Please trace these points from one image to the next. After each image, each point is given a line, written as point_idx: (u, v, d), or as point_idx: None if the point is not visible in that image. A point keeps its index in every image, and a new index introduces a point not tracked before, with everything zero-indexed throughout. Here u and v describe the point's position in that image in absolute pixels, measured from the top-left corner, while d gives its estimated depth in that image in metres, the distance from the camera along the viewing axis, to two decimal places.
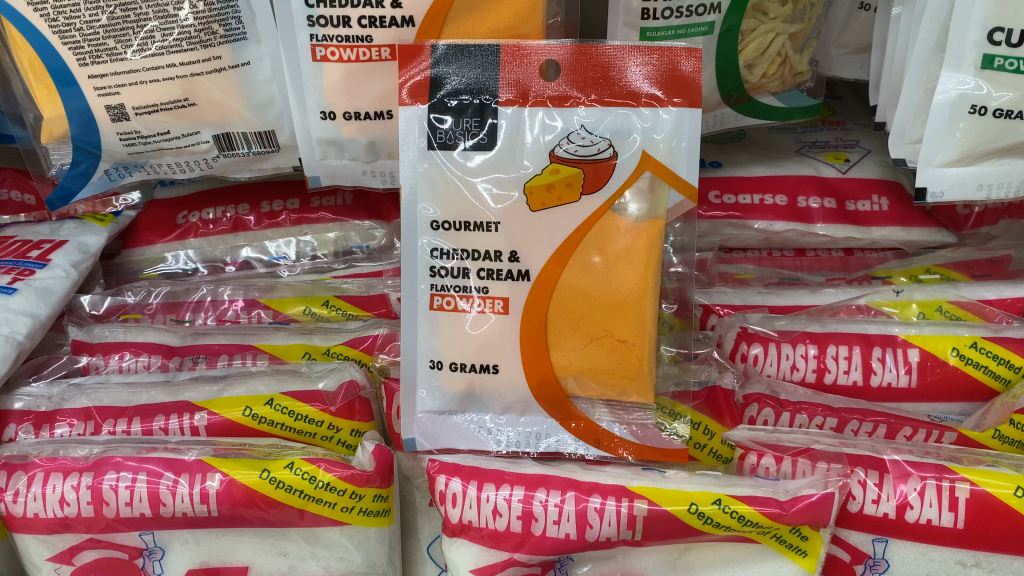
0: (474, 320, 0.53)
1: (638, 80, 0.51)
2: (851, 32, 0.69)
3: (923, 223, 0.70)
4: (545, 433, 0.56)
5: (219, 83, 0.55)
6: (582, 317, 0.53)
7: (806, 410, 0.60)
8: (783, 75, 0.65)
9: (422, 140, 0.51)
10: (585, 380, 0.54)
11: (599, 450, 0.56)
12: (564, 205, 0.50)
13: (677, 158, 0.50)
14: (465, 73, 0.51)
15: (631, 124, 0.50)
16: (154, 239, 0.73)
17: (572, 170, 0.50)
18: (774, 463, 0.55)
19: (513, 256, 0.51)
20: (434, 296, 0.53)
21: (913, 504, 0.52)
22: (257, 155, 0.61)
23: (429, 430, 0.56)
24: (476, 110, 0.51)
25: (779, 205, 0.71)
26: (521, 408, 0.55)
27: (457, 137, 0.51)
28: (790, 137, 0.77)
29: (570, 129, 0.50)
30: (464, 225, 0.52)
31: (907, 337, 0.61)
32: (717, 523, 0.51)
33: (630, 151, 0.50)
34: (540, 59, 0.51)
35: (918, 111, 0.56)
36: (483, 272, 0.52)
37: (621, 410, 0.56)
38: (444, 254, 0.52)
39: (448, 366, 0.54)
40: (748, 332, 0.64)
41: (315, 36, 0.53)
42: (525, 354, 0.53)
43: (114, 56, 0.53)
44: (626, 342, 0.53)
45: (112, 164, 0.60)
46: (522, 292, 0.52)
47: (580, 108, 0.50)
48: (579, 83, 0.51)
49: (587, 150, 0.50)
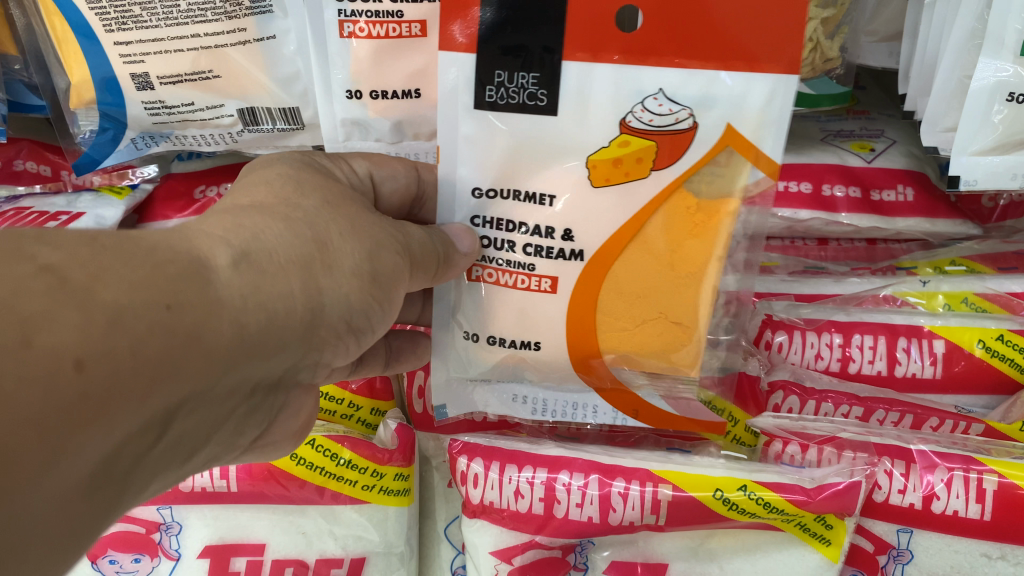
0: (519, 297, 0.48)
1: (738, 34, 0.41)
2: (880, 20, 0.67)
3: (949, 215, 0.69)
4: (583, 403, 0.52)
5: (245, 55, 0.55)
6: (636, 300, 0.47)
7: (832, 399, 0.60)
8: (814, 61, 0.63)
9: (469, 97, 0.43)
10: (631, 359, 0.50)
11: (637, 419, 0.53)
12: (631, 181, 0.44)
13: (766, 136, 0.43)
14: (524, 19, 0.41)
15: (718, 91, 0.42)
16: (171, 214, 0.72)
17: (645, 143, 0.43)
18: (799, 451, 0.55)
19: (567, 234, 0.46)
20: (474, 266, 0.48)
21: (940, 495, 0.51)
22: (281, 132, 0.60)
23: (455, 397, 0.53)
24: (535, 64, 0.42)
25: (804, 192, 0.70)
26: (560, 380, 0.51)
27: (510, 95, 0.43)
28: (814, 125, 0.76)
29: (646, 93, 0.42)
30: (513, 194, 0.45)
31: (933, 328, 0.61)
32: (743, 509, 0.51)
33: (713, 122, 0.42)
34: (617, 3, 0.41)
35: (952, 99, 0.56)
36: (530, 248, 0.47)
37: (665, 384, 0.52)
38: (487, 223, 0.46)
39: (484, 340, 0.50)
40: (773, 319, 0.63)
41: (343, 12, 0.51)
42: (571, 329, 0.48)
43: (140, 23, 0.52)
44: (681, 325, 0.48)
45: (138, 133, 0.60)
46: (572, 271, 0.47)
47: (660, 69, 0.42)
48: (665, 34, 0.41)
49: (663, 119, 0.42)
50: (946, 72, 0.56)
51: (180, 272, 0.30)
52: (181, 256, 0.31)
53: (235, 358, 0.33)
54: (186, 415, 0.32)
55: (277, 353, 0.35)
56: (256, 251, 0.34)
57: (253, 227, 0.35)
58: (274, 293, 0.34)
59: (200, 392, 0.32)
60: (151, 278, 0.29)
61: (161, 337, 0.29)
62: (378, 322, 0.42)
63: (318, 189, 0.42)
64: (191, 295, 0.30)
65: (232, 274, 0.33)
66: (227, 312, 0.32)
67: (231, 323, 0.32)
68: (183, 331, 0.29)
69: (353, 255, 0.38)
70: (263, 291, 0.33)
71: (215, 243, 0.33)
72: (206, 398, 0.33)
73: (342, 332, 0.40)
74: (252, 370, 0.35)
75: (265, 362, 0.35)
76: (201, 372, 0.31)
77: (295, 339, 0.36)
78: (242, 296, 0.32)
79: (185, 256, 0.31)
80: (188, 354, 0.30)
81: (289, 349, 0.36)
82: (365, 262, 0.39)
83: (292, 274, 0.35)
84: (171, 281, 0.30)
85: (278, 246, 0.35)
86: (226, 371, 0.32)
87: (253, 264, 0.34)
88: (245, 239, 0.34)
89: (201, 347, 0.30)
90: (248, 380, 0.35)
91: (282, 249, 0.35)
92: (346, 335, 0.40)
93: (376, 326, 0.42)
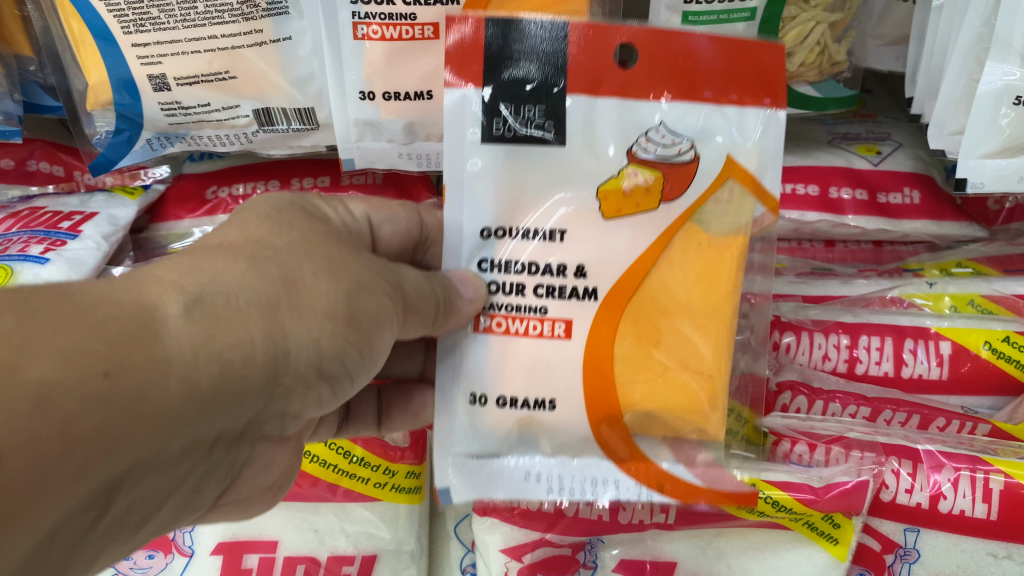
0: (531, 346, 0.46)
1: (723, 72, 0.44)
2: (887, 24, 0.68)
3: (955, 217, 0.70)
4: (604, 479, 0.48)
5: (261, 56, 0.55)
6: (646, 350, 0.46)
7: (840, 399, 0.60)
8: (822, 64, 0.64)
9: (475, 134, 0.44)
10: (654, 416, 0.47)
11: (666, 496, 0.47)
12: (642, 213, 0.45)
13: (765, 167, 0.45)
14: (528, 53, 0.44)
15: (715, 124, 0.44)
16: (183, 214, 0.73)
17: (652, 173, 0.44)
18: (807, 450, 0.56)
19: (579, 271, 0.45)
20: (481, 317, 0.46)
21: (947, 495, 0.52)
22: (295, 131, 0.61)
23: (461, 481, 0.48)
24: (541, 96, 0.44)
25: (811, 195, 0.70)
26: (576, 448, 0.48)
27: (520, 128, 0.44)
28: (821, 128, 0.77)
29: (649, 125, 0.44)
30: (523, 232, 0.45)
31: (939, 330, 0.61)
32: (752, 509, 0.51)
33: (716, 153, 0.45)
34: (611, 42, 0.44)
35: (958, 103, 0.57)
36: (541, 289, 0.45)
37: (684, 450, 0.49)
38: (495, 266, 0.45)
39: (494, 401, 0.47)
40: (782, 320, 0.63)
41: (357, 14, 0.52)
42: (586, 384, 0.46)
43: (157, 25, 0.52)
44: (705, 376, 0.47)
45: (154, 133, 0.61)
46: (586, 312, 0.45)
47: (661, 103, 0.44)
48: (664, 68, 0.44)
49: (668, 150, 0.44)
50: (953, 76, 0.56)
51: (122, 333, 0.31)
52: (128, 310, 0.32)
53: (187, 415, 0.33)
54: (138, 482, 0.33)
55: (237, 407, 0.36)
56: (211, 295, 0.34)
57: (212, 269, 0.35)
58: (229, 344, 0.34)
59: (149, 457, 0.32)
60: (88, 346, 0.30)
61: (99, 406, 0.29)
62: (360, 368, 0.41)
63: (298, 227, 0.41)
64: (134, 353, 0.31)
65: (182, 323, 0.32)
66: (176, 368, 0.32)
67: (180, 379, 0.32)
68: (124, 395, 0.30)
69: (327, 296, 0.37)
70: (218, 340, 0.33)
71: (167, 290, 0.33)
72: (158, 461, 0.33)
73: (315, 380, 0.39)
74: (210, 429, 0.35)
75: (224, 418, 0.35)
76: (148, 437, 0.31)
77: (257, 390, 0.36)
78: (193, 349, 0.32)
79: (131, 308, 0.32)
80: (128, 421, 0.30)
81: (252, 403, 0.36)
82: (342, 303, 0.38)
83: (253, 321, 0.35)
84: (111, 347, 0.30)
85: (238, 289, 0.35)
86: (180, 432, 0.33)
87: (208, 310, 0.33)
88: (200, 283, 0.34)
89: (146, 408, 0.31)
90: (208, 439, 0.36)
91: (242, 292, 0.35)
92: (320, 382, 0.40)
93: (357, 373, 0.41)
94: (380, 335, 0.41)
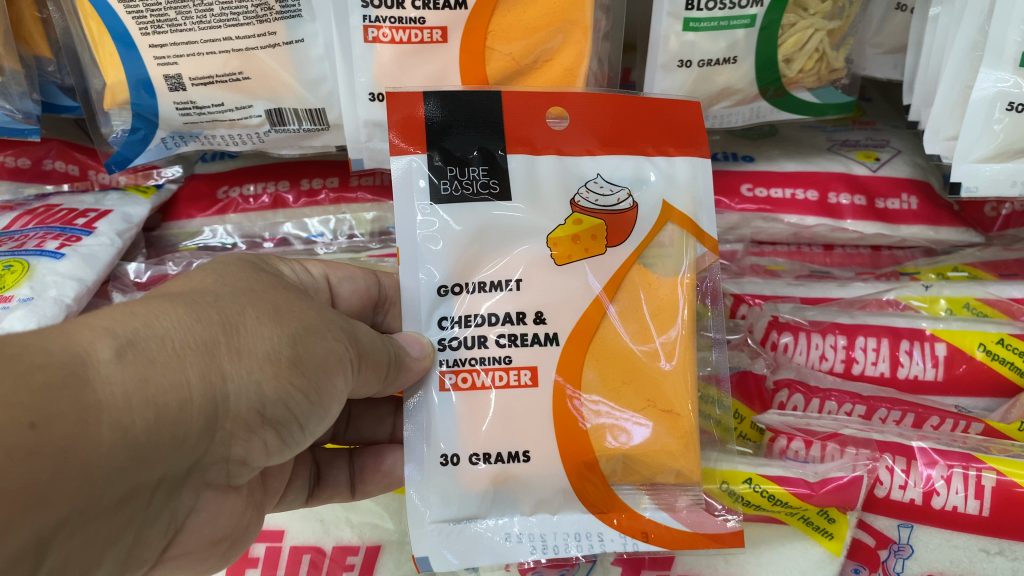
0: (499, 396, 0.51)
1: (644, 135, 0.56)
2: (886, 32, 0.69)
3: (952, 223, 0.72)
4: (584, 532, 0.51)
5: (274, 57, 0.57)
6: (623, 384, 0.52)
7: (835, 398, 0.62)
8: (819, 71, 0.66)
9: (427, 198, 0.52)
10: (631, 462, 0.52)
11: (650, 544, 0.51)
12: (591, 257, 0.53)
13: (698, 211, 0.56)
14: (464, 132, 0.53)
15: (646, 174, 0.55)
16: (195, 213, 0.75)
17: (593, 221, 0.54)
18: (803, 446, 0.57)
19: (538, 317, 0.52)
20: (447, 373, 0.51)
21: (939, 491, 0.53)
22: (306, 132, 0.63)
23: (444, 548, 0.50)
24: (482, 159, 0.53)
25: (810, 200, 0.72)
26: (555, 504, 0.51)
27: (469, 189, 0.53)
28: (821, 135, 0.78)
29: (588, 179, 0.54)
30: (479, 286, 0.52)
31: (935, 332, 0.62)
32: (750, 502, 0.54)
33: (652, 202, 0.55)
34: (549, 109, 0.55)
35: (953, 108, 0.59)
36: (503, 339, 0.51)
37: (663, 496, 0.53)
38: (455, 321, 0.52)
39: (467, 460, 0.50)
40: (779, 321, 0.65)
41: (368, 17, 0.54)
42: (558, 431, 0.51)
43: (174, 27, 0.54)
44: (672, 412, 0.53)
45: (169, 132, 0.63)
46: (549, 356, 0.52)
47: (594, 159, 0.55)
48: (591, 131, 0.55)
49: (607, 199, 0.54)
50: (949, 82, 0.58)
51: (52, 378, 0.33)
52: (56, 357, 0.34)
53: (122, 460, 0.35)
54: (70, 536, 0.35)
55: (173, 452, 0.38)
56: (143, 340, 0.37)
57: (145, 315, 0.38)
58: (169, 388, 0.37)
59: (82, 507, 0.35)
60: (17, 397, 0.32)
61: (26, 456, 0.31)
62: (307, 416, 0.45)
63: (238, 279, 0.46)
64: (62, 404, 0.33)
65: (114, 367, 0.35)
66: (108, 414, 0.34)
67: (112, 425, 0.34)
68: (53, 443, 0.32)
69: (268, 340, 0.42)
70: (152, 383, 0.36)
71: (100, 335, 0.36)
72: (93, 512, 0.36)
73: (258, 425, 0.43)
74: (147, 475, 0.38)
75: (161, 464, 0.38)
76: (80, 487, 0.34)
77: (195, 435, 0.39)
78: (125, 393, 0.35)
79: (60, 357, 0.34)
80: (60, 470, 0.33)
81: (188, 449, 0.39)
82: (285, 346, 0.43)
83: (187, 364, 0.38)
84: (40, 397, 0.32)
85: (173, 332, 0.38)
86: (113, 480, 0.36)
87: (140, 354, 0.37)
88: (134, 329, 0.37)
89: (78, 457, 0.33)
90: (147, 485, 0.39)
91: (177, 337, 0.38)
92: (263, 427, 0.43)
93: (305, 420, 0.45)
94: (329, 381, 0.45)
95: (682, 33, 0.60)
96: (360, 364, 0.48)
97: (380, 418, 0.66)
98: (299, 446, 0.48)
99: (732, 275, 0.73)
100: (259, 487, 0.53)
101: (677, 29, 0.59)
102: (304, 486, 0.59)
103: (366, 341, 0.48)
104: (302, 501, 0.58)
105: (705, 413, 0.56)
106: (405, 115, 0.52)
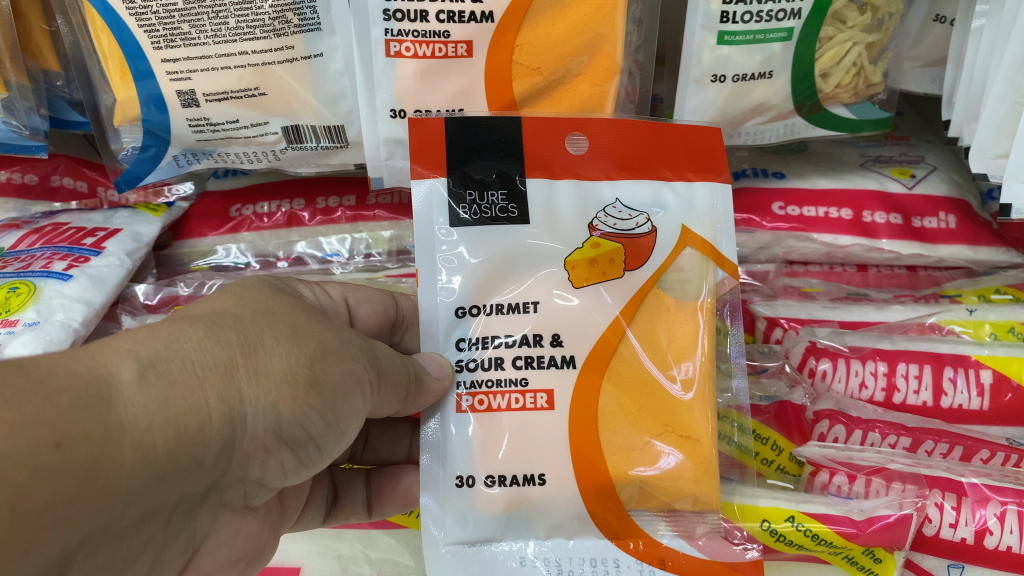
0: (512, 419, 0.48)
1: (666, 158, 0.53)
2: (923, 44, 0.65)
3: (992, 242, 0.69)
4: (599, 558, 0.48)
5: (291, 73, 0.54)
6: (640, 410, 0.50)
7: (879, 429, 0.59)
8: (856, 85, 0.63)
9: (445, 219, 0.50)
10: (648, 487, 0.49)
11: (666, 571, 0.48)
12: (607, 280, 0.51)
13: (719, 236, 0.53)
14: (486, 161, 0.51)
15: (664, 198, 0.52)
16: (207, 231, 0.73)
17: (612, 245, 0.51)
18: (846, 481, 0.55)
19: (555, 339, 0.49)
20: (463, 396, 0.49)
21: (992, 530, 0.50)
22: (324, 149, 0.61)
23: (457, 569, 0.47)
24: (502, 182, 0.51)
25: (844, 219, 0.69)
26: (572, 528, 0.48)
27: (492, 211, 0.50)
28: (852, 150, 0.75)
29: (606, 203, 0.52)
30: (497, 308, 0.50)
31: (980, 358, 0.59)
32: (791, 540, 0.51)
33: (671, 227, 0.52)
34: (566, 131, 0.52)
35: (1002, 126, 0.56)
36: (519, 361, 0.49)
37: (682, 523, 0.49)
38: (471, 343, 0.49)
39: (481, 482, 0.48)
40: (817, 346, 0.62)
41: (390, 31, 0.51)
42: (574, 455, 0.48)
43: (187, 40, 0.52)
44: (691, 438, 0.50)
45: (182, 149, 0.60)
46: (567, 381, 0.49)
47: (613, 184, 0.52)
48: (610, 156, 0.53)
49: (625, 223, 0.51)
50: (997, 98, 0.56)
51: (76, 400, 0.32)
52: (80, 378, 0.33)
53: (142, 481, 0.33)
54: (91, 555, 0.34)
55: (192, 473, 0.36)
56: (165, 361, 0.35)
57: (167, 337, 0.36)
58: (188, 411, 0.35)
59: (103, 527, 0.33)
60: (42, 415, 0.30)
61: (50, 476, 0.30)
62: (324, 436, 0.42)
63: (258, 300, 0.44)
64: (86, 424, 0.31)
65: (137, 389, 0.34)
66: (130, 435, 0.33)
67: (134, 446, 0.33)
68: (78, 465, 0.31)
69: (286, 360, 0.39)
70: (172, 404, 0.34)
71: (122, 357, 0.34)
72: (114, 531, 0.34)
73: (275, 446, 0.40)
74: (166, 497, 0.36)
75: (180, 485, 0.36)
76: (101, 507, 0.32)
77: (213, 456, 0.37)
78: (147, 414, 0.33)
79: (84, 378, 0.33)
80: (82, 491, 0.31)
81: (206, 471, 0.37)
82: (303, 366, 0.40)
83: (207, 385, 0.36)
84: (64, 414, 0.31)
85: (193, 354, 0.36)
86: (133, 502, 0.34)
87: (162, 375, 0.35)
88: (155, 350, 0.36)
89: (99, 477, 0.32)
90: (165, 506, 0.37)
91: (197, 358, 0.36)
92: (280, 448, 0.41)
93: (322, 440, 0.43)
94: (347, 402, 0.42)
95: (716, 47, 0.57)
96: (379, 384, 0.45)
97: (396, 438, 0.63)
98: (318, 467, 0.45)
99: (764, 297, 0.72)
100: (277, 507, 0.51)
101: (711, 43, 0.57)
102: (321, 507, 0.56)
103: (386, 360, 0.45)
104: (319, 520, 0.57)
105: (724, 439, 0.54)
106: (424, 133, 0.50)
